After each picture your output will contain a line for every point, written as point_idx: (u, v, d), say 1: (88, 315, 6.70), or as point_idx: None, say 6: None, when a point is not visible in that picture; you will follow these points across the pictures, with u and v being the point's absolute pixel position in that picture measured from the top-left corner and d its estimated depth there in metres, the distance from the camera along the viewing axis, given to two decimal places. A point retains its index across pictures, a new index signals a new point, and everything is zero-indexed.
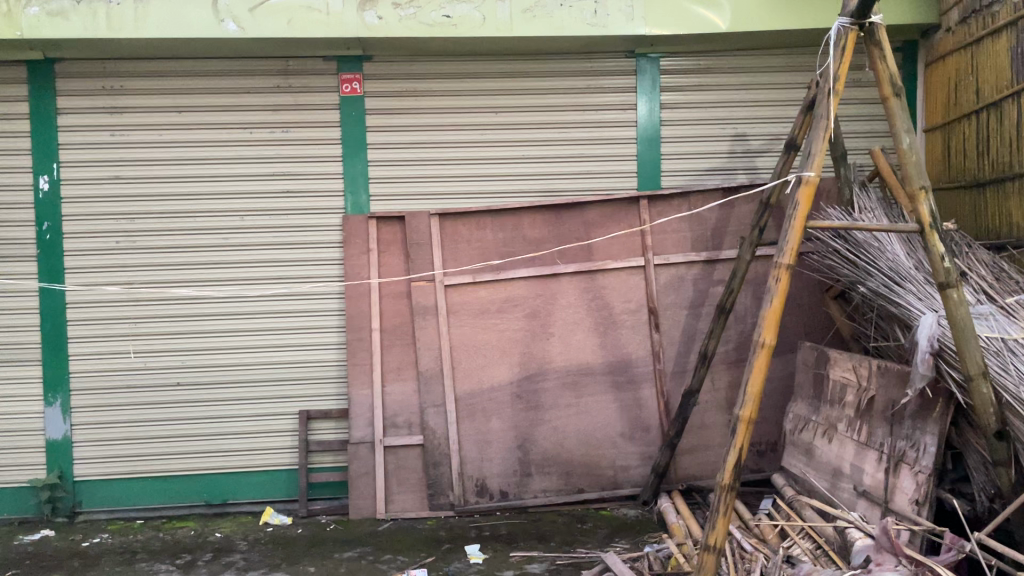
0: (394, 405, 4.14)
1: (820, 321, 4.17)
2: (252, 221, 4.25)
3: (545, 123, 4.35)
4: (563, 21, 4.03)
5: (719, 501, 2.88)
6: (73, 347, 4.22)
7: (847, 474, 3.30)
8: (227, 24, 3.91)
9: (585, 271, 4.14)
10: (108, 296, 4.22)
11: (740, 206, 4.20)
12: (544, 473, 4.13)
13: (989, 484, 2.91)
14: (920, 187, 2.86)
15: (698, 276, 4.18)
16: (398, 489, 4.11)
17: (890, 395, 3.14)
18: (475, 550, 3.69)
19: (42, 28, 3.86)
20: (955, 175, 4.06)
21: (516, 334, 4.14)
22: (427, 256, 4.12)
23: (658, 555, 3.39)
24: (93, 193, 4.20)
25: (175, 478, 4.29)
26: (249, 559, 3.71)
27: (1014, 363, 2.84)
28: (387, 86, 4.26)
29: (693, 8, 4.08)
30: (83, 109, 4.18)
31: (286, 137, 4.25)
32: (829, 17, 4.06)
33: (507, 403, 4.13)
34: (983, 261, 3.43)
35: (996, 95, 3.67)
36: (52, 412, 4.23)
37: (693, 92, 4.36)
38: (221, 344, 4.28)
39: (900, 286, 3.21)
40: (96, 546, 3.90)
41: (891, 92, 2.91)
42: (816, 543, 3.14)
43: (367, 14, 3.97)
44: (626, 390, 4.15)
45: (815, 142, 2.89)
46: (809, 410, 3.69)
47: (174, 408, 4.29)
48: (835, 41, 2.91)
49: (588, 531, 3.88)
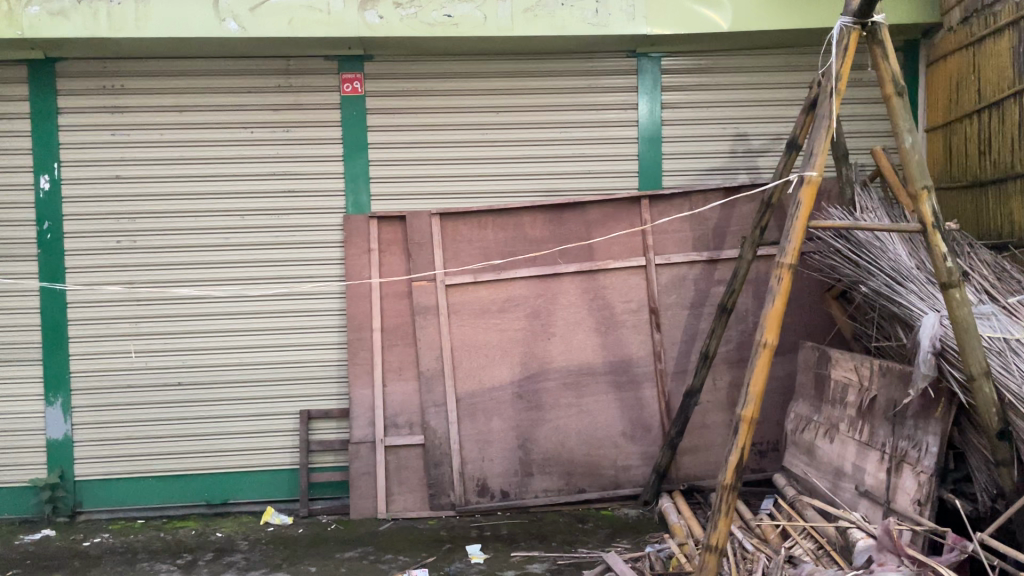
0: (395, 404, 4.14)
1: (821, 321, 4.16)
2: (252, 221, 4.25)
3: (546, 123, 4.34)
4: (565, 21, 4.03)
5: (721, 501, 2.88)
6: (74, 346, 4.22)
7: (849, 474, 3.30)
8: (228, 23, 3.91)
9: (585, 271, 4.14)
10: (108, 296, 4.22)
11: (741, 206, 4.19)
12: (546, 473, 4.13)
13: (991, 484, 2.90)
14: (923, 187, 2.85)
15: (699, 276, 4.18)
16: (398, 489, 4.10)
17: (892, 395, 3.14)
18: (476, 550, 3.68)
19: (42, 27, 3.85)
20: (957, 175, 4.06)
21: (517, 334, 4.13)
22: (428, 256, 4.12)
23: (660, 556, 3.39)
24: (93, 192, 4.19)
25: (175, 478, 4.29)
26: (250, 559, 3.71)
27: (1015, 363, 2.84)
28: (388, 86, 4.26)
29: (694, 8, 4.08)
30: (83, 109, 4.18)
31: (286, 137, 4.25)
32: (831, 16, 4.05)
33: (508, 403, 4.12)
34: (985, 261, 3.43)
35: (998, 94, 3.66)
36: (52, 412, 4.22)
37: (693, 92, 4.36)
38: (221, 343, 4.28)
39: (902, 286, 3.21)
40: (96, 546, 3.89)
41: (894, 91, 2.91)
42: (818, 543, 3.13)
43: (368, 13, 3.97)
44: (627, 390, 4.15)
45: (818, 141, 2.88)
46: (811, 410, 3.69)
47: (174, 408, 4.28)
48: (838, 41, 2.91)
49: (589, 531, 3.87)
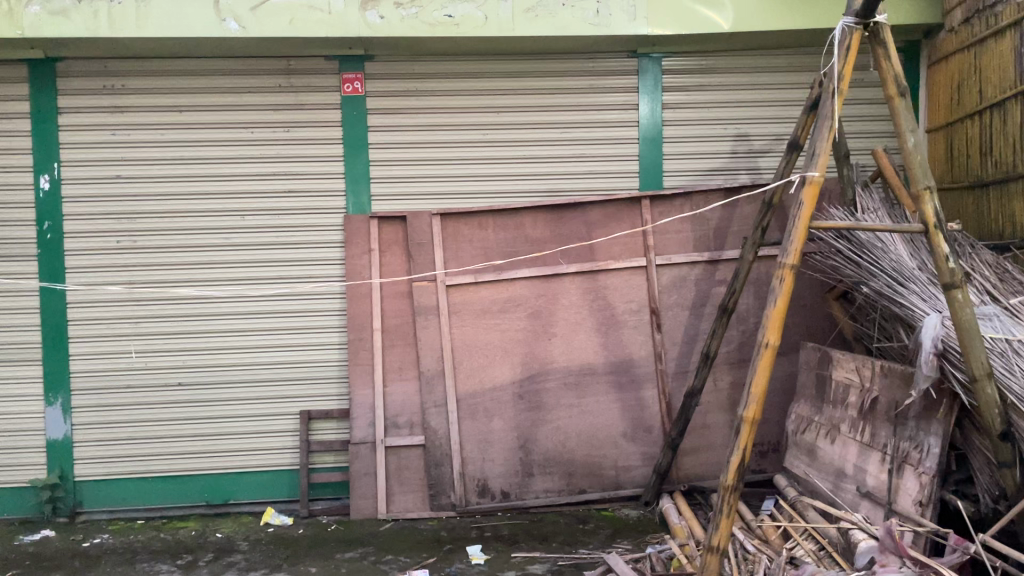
0: (395, 405, 4.13)
1: (821, 321, 4.16)
2: (253, 220, 4.24)
3: (547, 123, 4.34)
4: (566, 21, 4.03)
5: (723, 502, 2.88)
6: (74, 346, 4.22)
7: (850, 475, 3.29)
8: (229, 23, 3.91)
9: (587, 271, 4.13)
10: (108, 296, 4.21)
11: (742, 206, 4.19)
12: (547, 473, 4.12)
13: (993, 485, 2.90)
14: (925, 187, 2.85)
15: (700, 277, 4.17)
16: (398, 489, 4.10)
17: (893, 396, 3.14)
18: (476, 550, 3.68)
19: (43, 27, 3.85)
20: (959, 175, 4.06)
21: (517, 334, 4.13)
22: (429, 256, 4.11)
23: (661, 556, 3.38)
24: (93, 192, 4.19)
25: (175, 478, 4.28)
26: (251, 560, 3.70)
27: (1018, 364, 2.84)
28: (389, 86, 4.26)
29: (695, 7, 4.07)
30: (83, 109, 4.17)
31: (286, 137, 4.25)
32: (831, 16, 4.05)
33: (509, 403, 4.12)
34: (986, 262, 3.42)
35: (999, 95, 3.66)
36: (52, 412, 4.22)
37: (694, 92, 4.36)
38: (221, 344, 4.27)
39: (904, 287, 3.20)
40: (96, 546, 3.89)
41: (896, 92, 2.90)
42: (820, 544, 3.13)
43: (369, 13, 3.96)
44: (628, 390, 4.14)
45: (819, 142, 2.88)
46: (812, 410, 3.68)
47: (174, 408, 4.28)
48: (839, 41, 2.91)
49: (590, 532, 3.86)
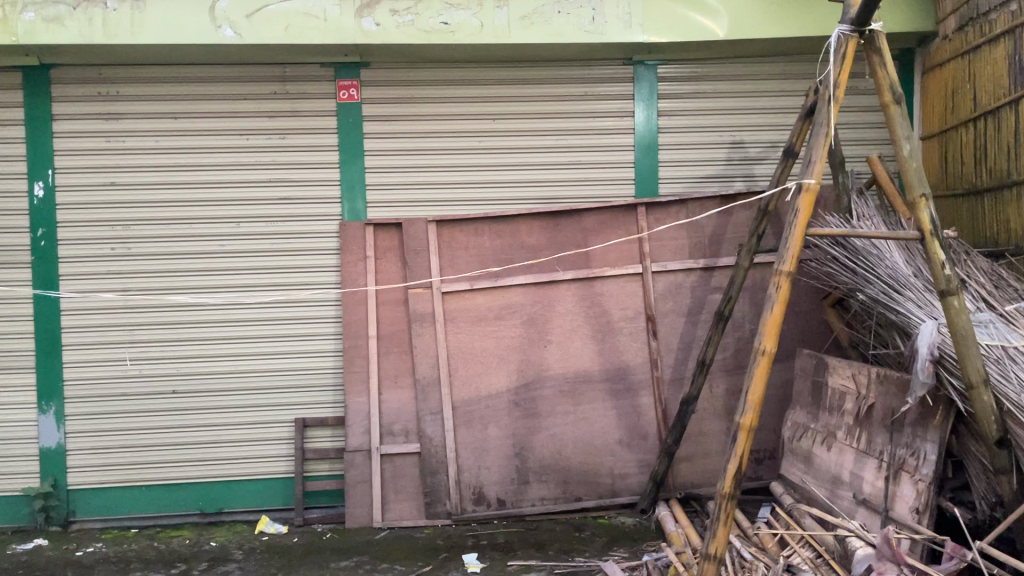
0: (390, 411, 4.11)
1: (816, 328, 4.16)
2: (248, 227, 4.23)
3: (544, 130, 4.35)
4: (560, 28, 4.04)
5: (719, 509, 2.86)
6: (68, 354, 4.19)
7: (847, 482, 3.29)
8: (224, 29, 3.91)
9: (582, 277, 4.13)
10: (102, 302, 4.19)
11: (738, 213, 4.19)
12: (542, 481, 4.11)
13: (990, 492, 2.92)
14: (920, 194, 2.87)
15: (696, 284, 4.17)
16: (394, 497, 4.08)
17: (890, 403, 3.14)
18: (473, 559, 3.66)
19: (38, 33, 3.83)
20: (954, 182, 4.07)
21: (513, 341, 4.12)
22: (425, 262, 4.10)
23: (658, 564, 3.37)
24: (87, 198, 4.17)
25: (169, 486, 4.25)
26: (244, 569, 3.68)
27: (1013, 371, 2.83)
28: (385, 93, 4.26)
29: (688, 14, 4.08)
30: (78, 115, 4.16)
31: (282, 144, 4.24)
32: (823, 23, 4.06)
33: (504, 410, 4.11)
34: (981, 269, 3.44)
35: (994, 102, 3.67)
36: (46, 421, 4.19)
37: (690, 101, 4.37)
38: (215, 352, 4.25)
39: (899, 294, 3.20)
40: (90, 555, 3.86)
41: (891, 98, 2.91)
42: (817, 552, 3.10)
43: (364, 20, 3.97)
44: (624, 398, 4.14)
45: (815, 150, 2.89)
46: (808, 418, 3.67)
47: (168, 415, 4.25)
48: (835, 47, 2.90)
49: (587, 539, 3.84)
